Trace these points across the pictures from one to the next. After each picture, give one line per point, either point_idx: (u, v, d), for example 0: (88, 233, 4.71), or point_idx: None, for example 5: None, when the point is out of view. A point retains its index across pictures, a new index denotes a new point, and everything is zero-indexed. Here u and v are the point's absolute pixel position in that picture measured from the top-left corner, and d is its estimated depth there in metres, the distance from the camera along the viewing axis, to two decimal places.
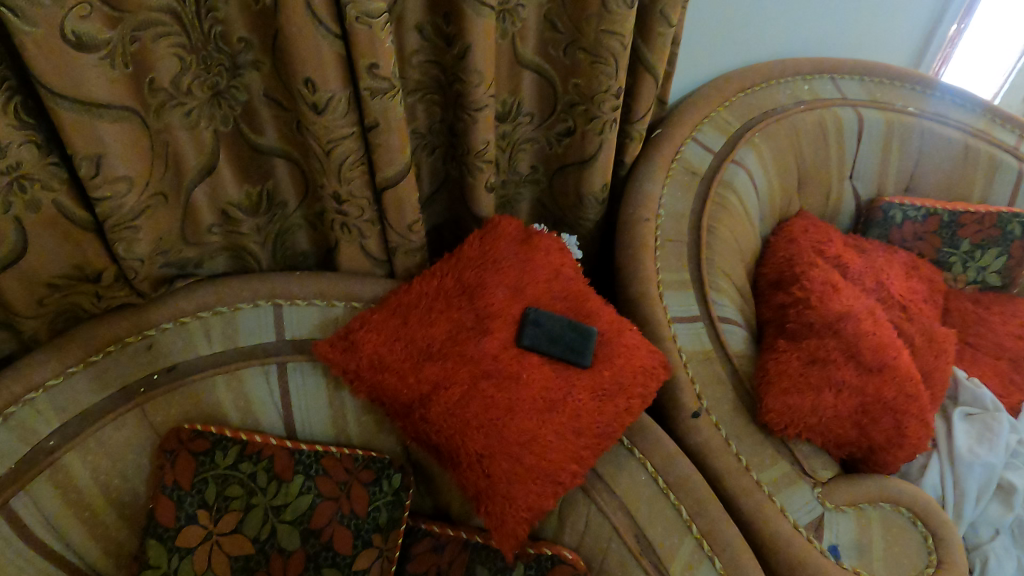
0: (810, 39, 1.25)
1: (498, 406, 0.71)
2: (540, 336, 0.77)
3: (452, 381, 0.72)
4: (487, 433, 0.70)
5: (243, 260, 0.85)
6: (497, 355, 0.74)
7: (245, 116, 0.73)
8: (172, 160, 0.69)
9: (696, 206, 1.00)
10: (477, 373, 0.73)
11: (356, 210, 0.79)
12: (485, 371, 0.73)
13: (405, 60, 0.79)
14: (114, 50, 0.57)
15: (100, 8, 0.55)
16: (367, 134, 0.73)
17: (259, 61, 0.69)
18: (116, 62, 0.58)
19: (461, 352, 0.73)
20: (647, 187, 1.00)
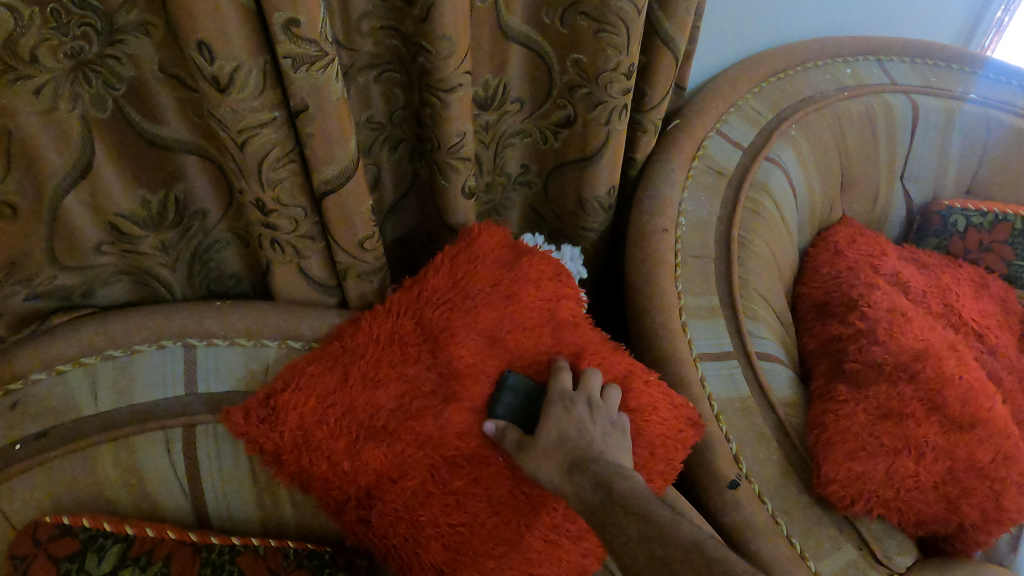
0: (849, 16, 1.07)
1: (462, 506, 0.58)
2: (524, 406, 0.60)
3: (403, 473, 0.57)
4: (447, 543, 0.57)
5: (150, 287, 0.66)
6: (461, 435, 0.59)
7: (133, 97, 0.54)
8: (21, 157, 0.50)
9: (724, 213, 0.81)
10: (436, 462, 0.58)
11: (289, 223, 0.61)
12: (446, 458, 0.59)
13: (352, 25, 0.60)
14: None
15: None
16: (296, 121, 0.54)
17: (142, 19, 0.50)
18: None
19: (416, 434, 0.58)
20: (664, 190, 0.81)
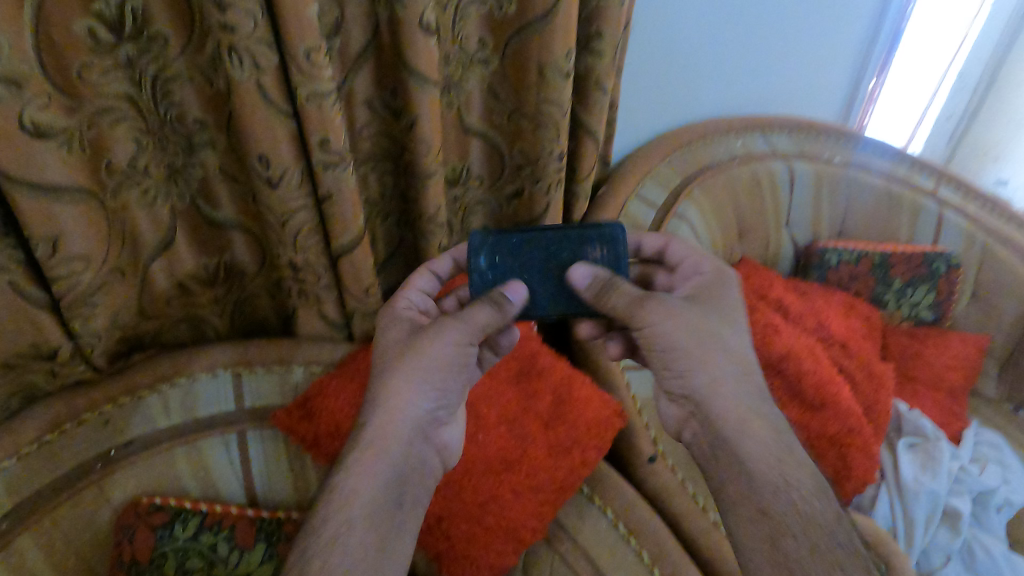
0: (738, 99, 1.35)
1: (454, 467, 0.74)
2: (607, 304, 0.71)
3: None
4: (443, 495, 0.73)
5: (202, 329, 0.88)
6: None
7: (202, 192, 0.77)
8: (129, 237, 0.71)
9: None
10: None
11: (313, 277, 0.82)
12: None
13: (356, 132, 0.85)
14: (72, 137, 0.60)
15: (57, 99, 0.57)
16: (321, 205, 0.76)
17: (214, 139, 0.73)
18: (73, 147, 0.60)
19: None
20: None
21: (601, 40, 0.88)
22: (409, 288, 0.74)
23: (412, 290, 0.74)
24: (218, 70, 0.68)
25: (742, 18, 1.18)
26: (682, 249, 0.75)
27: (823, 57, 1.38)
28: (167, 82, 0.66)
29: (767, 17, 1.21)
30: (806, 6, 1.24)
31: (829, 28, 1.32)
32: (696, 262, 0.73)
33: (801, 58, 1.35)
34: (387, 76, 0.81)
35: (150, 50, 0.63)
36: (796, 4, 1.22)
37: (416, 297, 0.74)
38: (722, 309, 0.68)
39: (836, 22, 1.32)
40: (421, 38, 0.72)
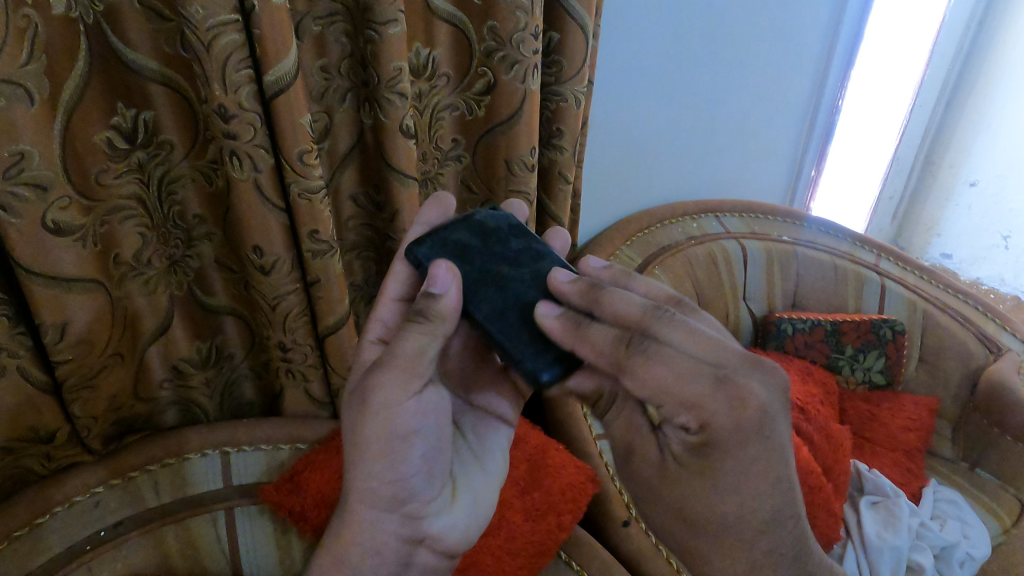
0: (691, 187, 1.48)
1: None
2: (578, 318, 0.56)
3: None
4: None
5: (192, 412, 0.92)
6: None
7: (198, 281, 0.83)
8: (130, 323, 0.77)
9: None
10: None
11: (300, 356, 0.88)
12: None
13: (342, 223, 0.94)
14: (86, 234, 0.66)
15: (76, 200, 0.64)
16: (309, 289, 0.83)
17: (211, 233, 0.80)
18: (87, 242, 0.67)
19: None
20: None
21: (562, 137, 0.99)
22: (385, 301, 0.66)
23: (385, 304, 0.66)
24: (216, 170, 0.76)
25: (686, 112, 1.32)
26: (666, 371, 0.50)
27: (765, 148, 1.53)
28: (170, 182, 0.74)
29: (711, 111, 1.36)
30: (745, 102, 1.39)
31: (769, 121, 1.47)
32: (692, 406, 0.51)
33: (744, 150, 1.49)
34: (370, 174, 0.90)
35: (157, 155, 0.71)
36: (736, 100, 1.38)
37: (389, 310, 0.67)
38: (733, 466, 0.51)
39: (775, 115, 1.47)
40: (402, 141, 0.81)
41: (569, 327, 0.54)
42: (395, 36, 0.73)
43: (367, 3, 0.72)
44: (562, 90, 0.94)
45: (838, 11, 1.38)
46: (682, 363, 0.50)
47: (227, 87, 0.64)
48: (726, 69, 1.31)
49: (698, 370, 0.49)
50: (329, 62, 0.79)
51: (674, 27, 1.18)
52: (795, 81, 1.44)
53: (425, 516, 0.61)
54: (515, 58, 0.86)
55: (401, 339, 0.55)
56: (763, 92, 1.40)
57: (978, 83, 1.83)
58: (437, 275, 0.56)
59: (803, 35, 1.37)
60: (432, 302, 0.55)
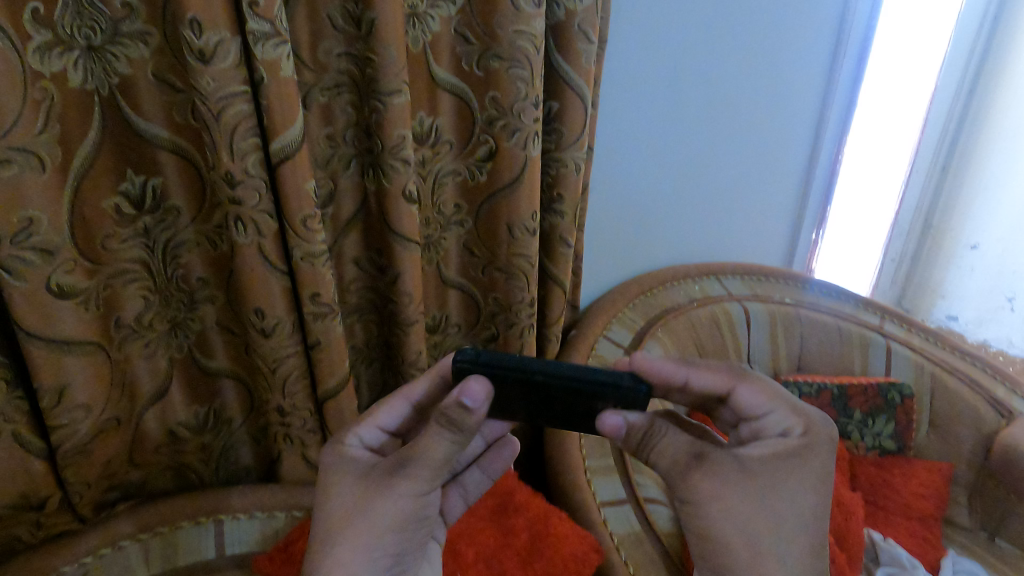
0: (693, 250, 1.49)
1: None
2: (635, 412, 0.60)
3: None
4: None
5: (187, 477, 0.91)
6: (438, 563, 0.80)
7: (199, 344, 0.83)
8: (128, 386, 0.77)
9: None
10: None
11: (299, 421, 0.88)
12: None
13: (345, 286, 0.94)
14: (88, 295, 0.67)
15: (81, 263, 0.66)
16: (309, 351, 0.83)
17: (214, 295, 0.81)
18: (88, 304, 0.67)
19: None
20: None
21: (562, 203, 1.01)
22: (369, 421, 0.68)
23: (368, 427, 0.67)
24: (221, 235, 0.77)
25: (687, 177, 1.35)
26: (771, 394, 0.63)
27: (764, 210, 1.54)
28: (173, 248, 0.75)
29: (709, 177, 1.39)
30: (742, 170, 1.42)
31: (766, 187, 1.50)
32: (780, 417, 0.62)
33: (744, 211, 1.51)
34: (373, 237, 0.91)
35: (164, 219, 0.72)
36: (733, 167, 1.41)
37: (370, 433, 0.68)
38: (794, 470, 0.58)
39: (771, 181, 1.50)
40: (406, 207, 0.83)
41: (640, 426, 0.60)
42: (399, 106, 0.76)
43: (373, 75, 0.74)
44: (563, 157, 0.97)
45: (831, 80, 1.42)
46: (766, 395, 0.64)
47: (234, 154, 0.65)
48: (724, 133, 1.34)
49: (786, 397, 0.63)
50: (334, 130, 0.81)
51: (671, 95, 1.22)
52: (792, 147, 1.48)
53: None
54: (515, 126, 0.89)
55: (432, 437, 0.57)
56: (759, 157, 1.43)
57: (972, 151, 1.86)
58: (472, 386, 0.54)
59: (797, 103, 1.41)
60: (466, 415, 0.54)
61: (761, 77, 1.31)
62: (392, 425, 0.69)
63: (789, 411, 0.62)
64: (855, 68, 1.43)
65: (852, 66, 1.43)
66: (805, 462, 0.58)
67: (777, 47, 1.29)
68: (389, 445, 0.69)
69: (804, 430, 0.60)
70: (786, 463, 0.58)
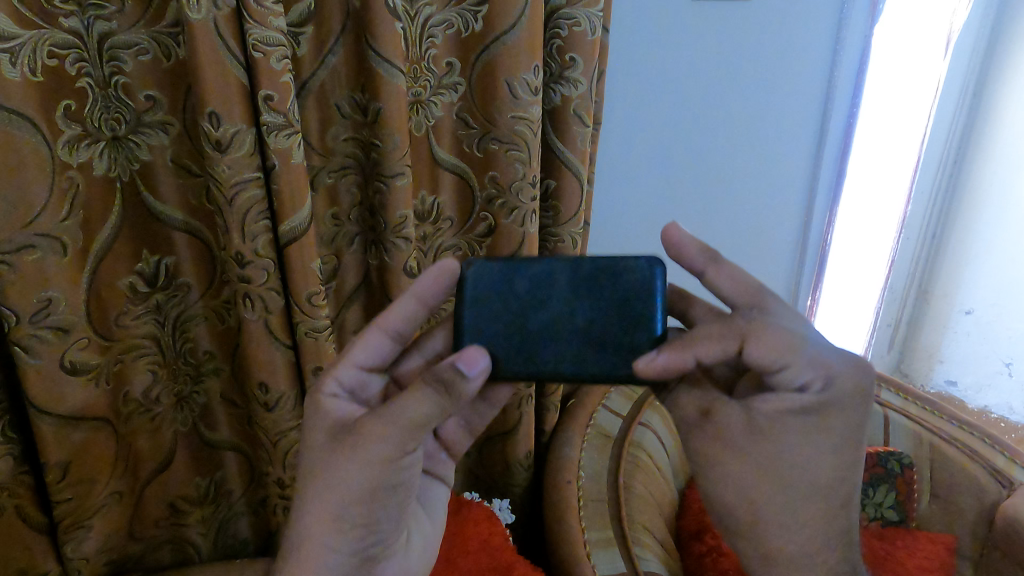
0: (713, 177, 1.40)
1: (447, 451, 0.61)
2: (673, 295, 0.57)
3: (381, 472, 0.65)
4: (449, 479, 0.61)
5: (144, 354, 0.75)
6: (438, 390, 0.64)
7: (145, 177, 0.70)
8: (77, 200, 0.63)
9: (611, 464, 1.07)
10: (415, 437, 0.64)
11: (261, 275, 0.72)
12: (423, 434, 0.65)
13: (323, 135, 0.81)
14: (19, 49, 0.55)
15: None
16: (270, 181, 0.70)
17: (167, 121, 0.69)
18: (18, 60, 0.55)
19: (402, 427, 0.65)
20: (567, 450, 1.09)
21: (576, 70, 0.88)
22: (346, 362, 0.59)
23: (347, 367, 0.59)
24: (176, 39, 0.66)
25: (704, 88, 1.26)
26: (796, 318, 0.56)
27: (789, 141, 1.44)
28: (114, 46, 0.63)
29: (734, 90, 1.30)
30: (767, 88, 1.33)
31: (790, 112, 1.40)
32: (819, 341, 0.56)
33: (768, 138, 1.41)
34: (357, 72, 0.78)
35: (100, 7, 0.61)
36: (757, 84, 1.31)
37: (349, 374, 0.60)
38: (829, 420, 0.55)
39: (798, 106, 1.40)
40: (389, 20, 0.71)
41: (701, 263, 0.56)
42: None
43: None
44: (574, 13, 0.84)
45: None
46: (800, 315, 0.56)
47: None
48: (750, 41, 1.25)
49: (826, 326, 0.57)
50: None
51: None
52: (816, 77, 1.38)
53: (380, 560, 0.57)
54: None
55: (406, 398, 0.52)
56: (785, 75, 1.34)
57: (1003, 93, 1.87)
58: (468, 355, 0.53)
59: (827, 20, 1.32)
60: (460, 382, 0.52)
61: None
62: (374, 360, 0.61)
63: (838, 353, 0.55)
64: None
65: None
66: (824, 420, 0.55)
67: None
68: (371, 382, 0.61)
69: (840, 364, 0.55)
70: (823, 408, 0.55)
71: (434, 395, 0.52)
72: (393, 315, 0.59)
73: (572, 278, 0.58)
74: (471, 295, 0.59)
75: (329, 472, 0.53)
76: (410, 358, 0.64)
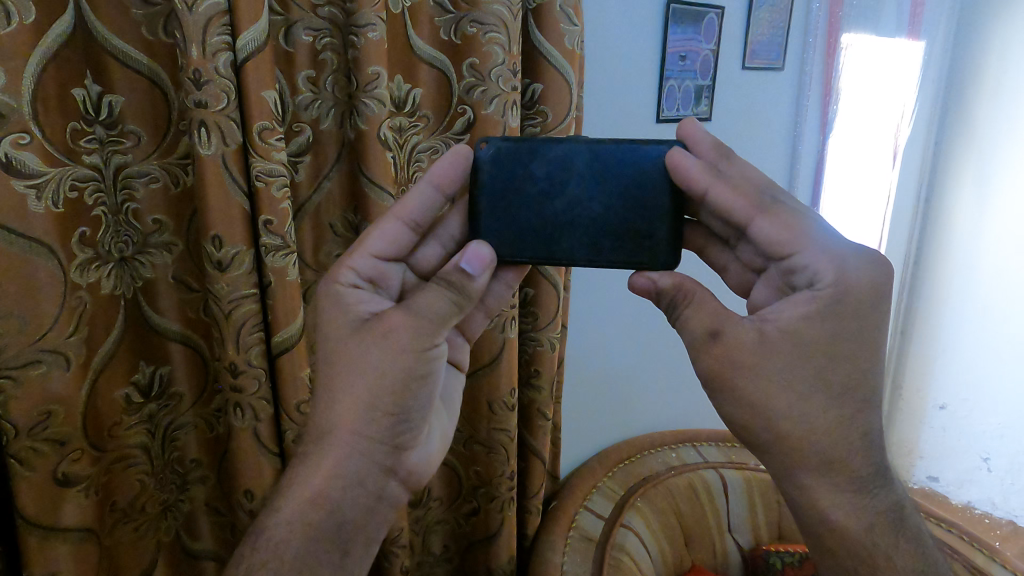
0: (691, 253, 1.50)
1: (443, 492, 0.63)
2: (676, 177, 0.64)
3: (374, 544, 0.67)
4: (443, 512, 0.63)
5: (133, 462, 0.76)
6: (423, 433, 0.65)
7: (147, 294, 0.75)
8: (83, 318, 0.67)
9: (595, 569, 1.07)
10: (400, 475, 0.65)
11: (252, 384, 0.76)
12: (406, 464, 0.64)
13: (315, 252, 0.87)
14: (45, 184, 0.61)
15: (39, 141, 0.60)
16: (266, 297, 0.75)
17: (172, 242, 0.75)
18: (43, 194, 0.61)
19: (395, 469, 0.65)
20: (550, 556, 1.09)
21: None
22: (362, 251, 0.64)
23: (362, 255, 0.64)
24: (185, 169, 0.73)
25: None
26: (794, 229, 0.59)
27: None
28: (128, 176, 0.70)
29: None
30: None
31: None
32: (810, 257, 0.58)
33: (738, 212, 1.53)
34: (351, 195, 0.86)
35: (118, 143, 0.68)
36: None
37: (365, 263, 0.65)
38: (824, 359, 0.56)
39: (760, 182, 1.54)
40: (379, 151, 0.79)
41: (714, 154, 0.63)
42: (373, 42, 0.75)
43: (351, 10, 0.74)
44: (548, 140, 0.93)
45: (804, 84, 1.53)
46: (798, 228, 0.59)
47: (204, 51, 0.64)
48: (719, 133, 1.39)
49: (819, 236, 0.58)
50: (317, 75, 0.79)
51: (659, 121, 1.25)
52: (774, 155, 1.54)
53: (407, 449, 0.64)
54: (494, 93, 0.86)
55: (428, 294, 0.61)
56: (750, 156, 1.48)
57: (951, 182, 2.03)
58: (470, 253, 0.62)
59: (777, 107, 1.49)
60: (467, 280, 0.62)
61: (747, 79, 1.39)
62: (387, 253, 0.66)
63: (827, 263, 0.56)
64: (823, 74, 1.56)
65: (820, 71, 1.55)
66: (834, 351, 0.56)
67: (760, 53, 1.39)
68: (388, 269, 0.66)
69: (834, 278, 0.56)
70: (830, 321, 0.56)
71: (447, 291, 0.61)
72: (411, 206, 0.65)
73: (587, 164, 0.65)
74: (490, 174, 0.66)
75: (351, 360, 0.60)
76: (428, 245, 0.71)
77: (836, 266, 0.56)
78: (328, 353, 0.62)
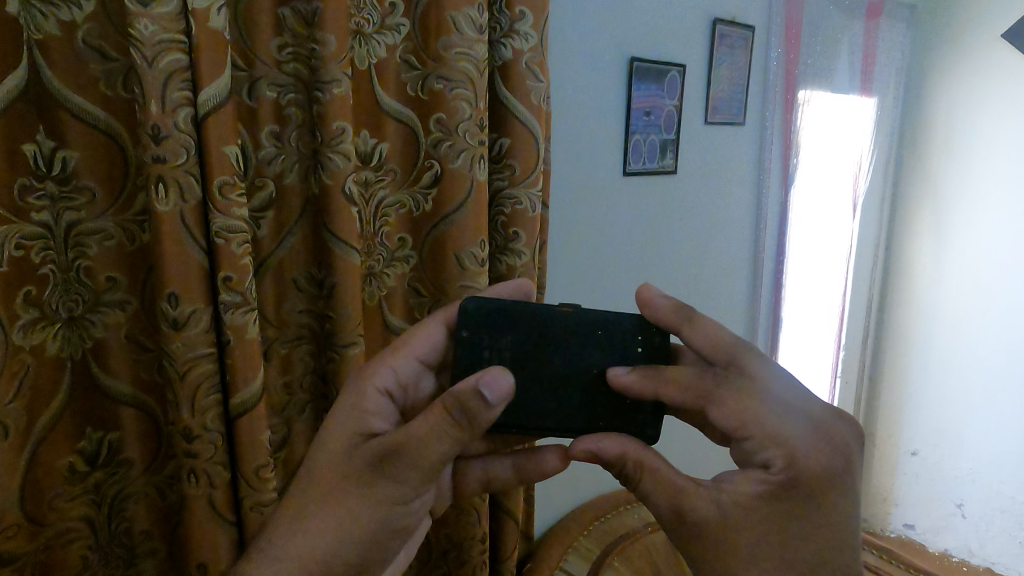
0: None
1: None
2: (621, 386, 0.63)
3: None
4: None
5: (74, 538, 0.71)
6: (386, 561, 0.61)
7: (97, 355, 0.71)
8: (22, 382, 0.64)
9: None
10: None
11: (208, 448, 0.72)
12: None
13: (277, 308, 0.84)
14: None
15: None
16: (224, 355, 0.72)
17: (125, 300, 0.71)
18: None
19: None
20: None
21: (519, 241, 0.95)
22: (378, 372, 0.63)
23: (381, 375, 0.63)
24: (142, 226, 0.70)
25: (650, 236, 1.36)
26: (750, 411, 0.58)
27: (727, 257, 1.59)
28: (81, 233, 0.67)
29: (676, 226, 1.42)
30: (703, 217, 1.48)
31: (724, 237, 1.56)
32: (761, 442, 0.56)
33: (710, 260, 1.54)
34: (316, 250, 0.84)
35: (71, 200, 0.66)
36: (695, 217, 1.46)
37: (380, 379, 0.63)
38: (789, 533, 0.54)
39: (728, 232, 1.57)
40: (344, 206, 0.77)
41: (647, 372, 0.62)
42: (338, 96, 0.74)
43: (315, 65, 0.74)
44: (516, 192, 0.93)
45: (765, 136, 1.57)
46: (752, 409, 0.57)
47: (164, 106, 0.63)
48: (685, 184, 1.41)
49: (773, 416, 0.57)
50: (282, 130, 0.78)
51: (626, 174, 1.26)
52: (739, 205, 1.57)
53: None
54: (461, 146, 0.85)
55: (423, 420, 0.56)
56: (716, 206, 1.51)
57: (911, 230, 2.09)
58: (496, 381, 0.55)
59: (740, 159, 1.53)
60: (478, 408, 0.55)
61: (709, 131, 1.42)
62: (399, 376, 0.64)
63: (773, 445, 0.56)
64: (783, 125, 1.61)
65: (779, 124, 1.60)
66: (800, 503, 0.54)
67: (721, 106, 1.42)
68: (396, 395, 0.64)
69: (784, 459, 0.55)
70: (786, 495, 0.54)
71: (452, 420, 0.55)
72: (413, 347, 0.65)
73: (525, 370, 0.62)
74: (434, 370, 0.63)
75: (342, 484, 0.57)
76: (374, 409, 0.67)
77: (784, 443, 0.55)
78: (317, 472, 0.58)
